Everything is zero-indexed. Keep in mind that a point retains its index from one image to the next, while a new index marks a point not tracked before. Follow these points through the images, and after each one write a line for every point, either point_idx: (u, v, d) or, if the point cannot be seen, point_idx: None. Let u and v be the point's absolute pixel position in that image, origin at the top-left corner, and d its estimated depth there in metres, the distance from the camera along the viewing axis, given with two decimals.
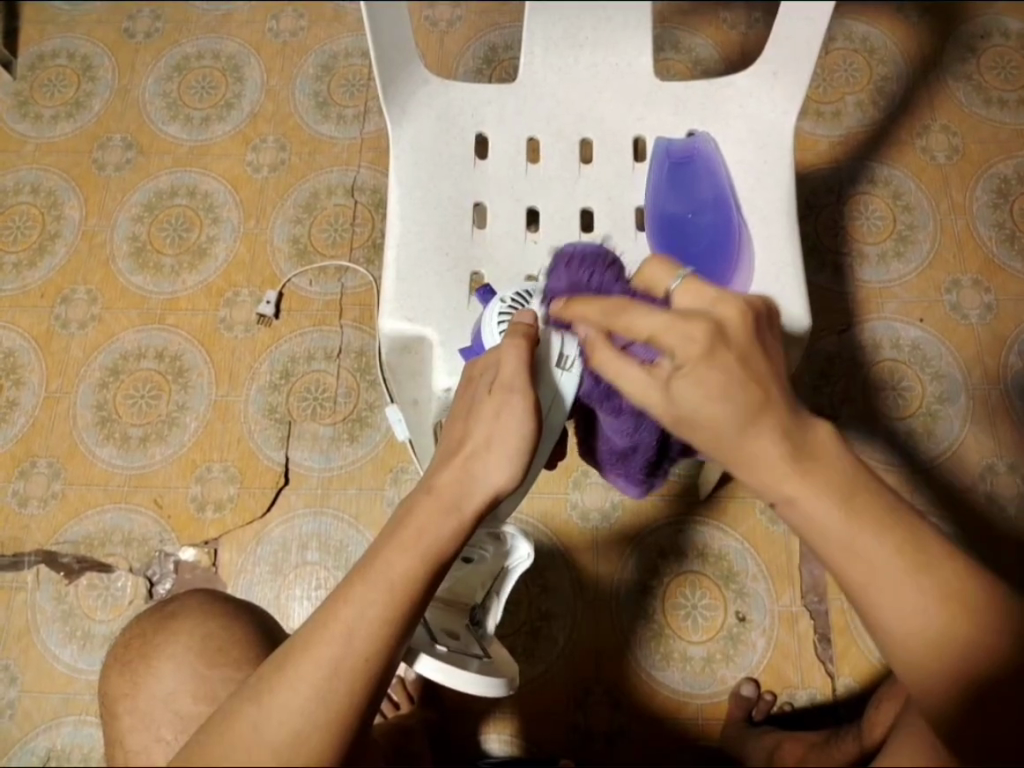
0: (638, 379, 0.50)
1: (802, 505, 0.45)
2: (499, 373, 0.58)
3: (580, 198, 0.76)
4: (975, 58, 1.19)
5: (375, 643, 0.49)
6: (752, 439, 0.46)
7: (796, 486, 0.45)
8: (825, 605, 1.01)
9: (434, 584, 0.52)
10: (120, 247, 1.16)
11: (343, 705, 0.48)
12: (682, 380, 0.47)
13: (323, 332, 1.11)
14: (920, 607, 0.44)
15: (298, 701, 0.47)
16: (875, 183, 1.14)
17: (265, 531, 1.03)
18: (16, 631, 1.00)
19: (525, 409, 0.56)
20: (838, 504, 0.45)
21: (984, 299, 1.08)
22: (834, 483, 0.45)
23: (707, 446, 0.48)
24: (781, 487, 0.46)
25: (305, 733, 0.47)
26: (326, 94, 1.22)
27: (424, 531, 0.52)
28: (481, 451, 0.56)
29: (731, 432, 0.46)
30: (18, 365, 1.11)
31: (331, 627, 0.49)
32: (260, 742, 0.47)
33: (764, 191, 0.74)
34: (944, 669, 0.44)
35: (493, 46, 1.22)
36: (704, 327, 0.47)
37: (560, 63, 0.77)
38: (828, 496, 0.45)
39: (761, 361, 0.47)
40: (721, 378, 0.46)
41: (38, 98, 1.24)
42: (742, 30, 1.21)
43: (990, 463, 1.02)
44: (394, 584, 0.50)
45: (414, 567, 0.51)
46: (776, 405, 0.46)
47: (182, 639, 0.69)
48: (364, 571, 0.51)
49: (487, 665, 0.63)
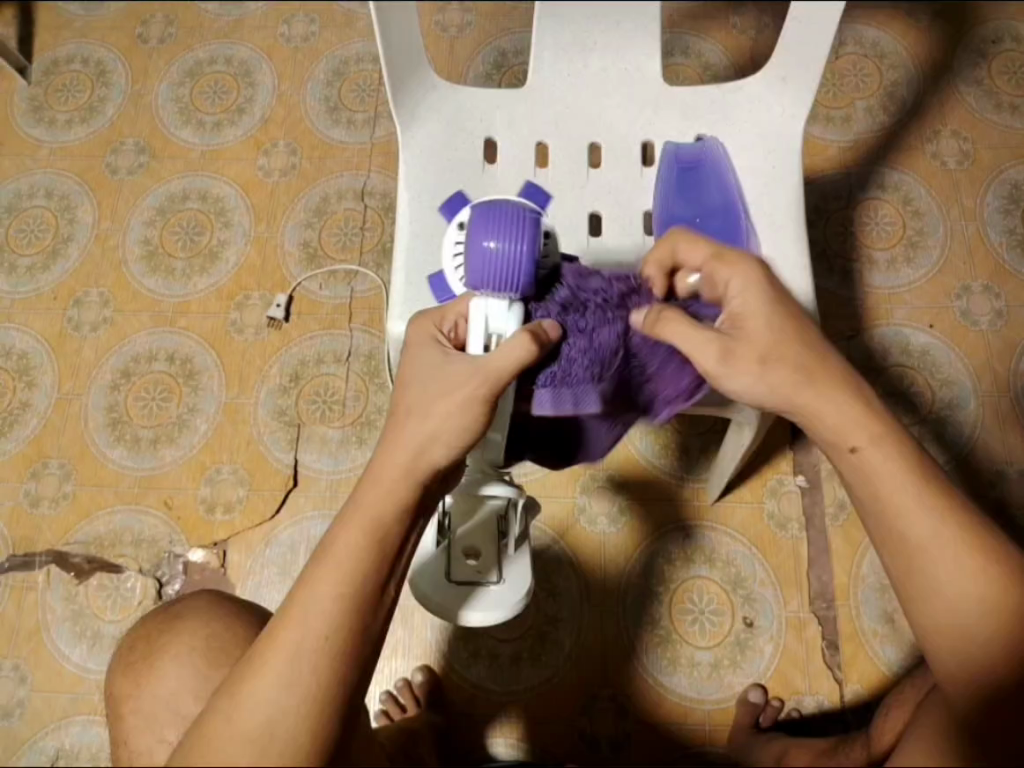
0: None
1: (870, 461, 0.53)
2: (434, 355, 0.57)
3: (589, 202, 0.76)
4: (986, 64, 1.19)
5: (332, 622, 0.50)
6: (823, 386, 0.54)
7: (868, 442, 0.53)
8: (833, 611, 1.00)
9: (390, 559, 0.52)
10: (132, 251, 1.17)
11: (311, 689, 0.49)
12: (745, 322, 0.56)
13: (332, 335, 1.11)
14: (972, 575, 0.51)
15: (267, 687, 0.49)
16: (885, 189, 1.14)
17: (274, 533, 1.04)
18: (27, 630, 1.01)
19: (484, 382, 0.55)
20: (906, 467, 0.53)
21: (995, 305, 1.08)
22: (898, 449, 0.53)
23: (787, 389, 0.55)
24: (859, 436, 0.53)
25: (277, 720, 0.48)
26: (337, 99, 1.23)
27: (371, 510, 0.52)
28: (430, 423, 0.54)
29: (809, 378, 0.54)
30: (30, 367, 1.12)
31: (291, 614, 0.50)
32: (234, 731, 0.48)
33: (773, 196, 0.74)
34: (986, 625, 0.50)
35: (503, 51, 1.23)
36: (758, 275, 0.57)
37: (570, 67, 0.77)
38: (897, 459, 0.53)
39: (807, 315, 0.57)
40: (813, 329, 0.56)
41: (53, 102, 1.26)
42: (752, 36, 1.21)
43: (1000, 469, 1.01)
44: (343, 561, 0.51)
45: (363, 547, 0.51)
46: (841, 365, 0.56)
47: (185, 640, 0.69)
48: (320, 555, 0.52)
49: (497, 592, 0.65)
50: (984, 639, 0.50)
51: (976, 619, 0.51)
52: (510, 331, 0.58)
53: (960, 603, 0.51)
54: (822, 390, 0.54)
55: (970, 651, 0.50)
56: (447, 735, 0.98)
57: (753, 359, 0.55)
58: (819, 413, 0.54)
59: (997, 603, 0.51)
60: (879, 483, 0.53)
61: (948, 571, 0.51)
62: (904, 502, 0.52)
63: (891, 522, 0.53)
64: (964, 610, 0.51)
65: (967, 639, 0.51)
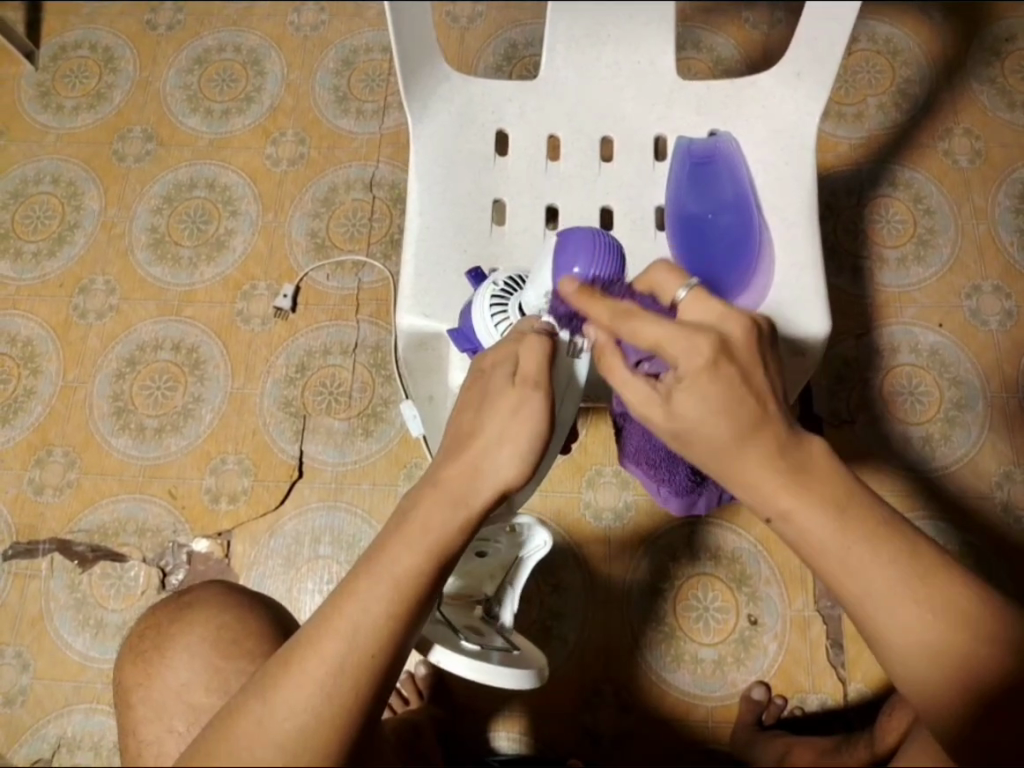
0: (641, 390, 0.52)
1: (800, 522, 0.49)
2: (523, 366, 0.56)
3: (600, 197, 0.76)
4: (999, 63, 1.18)
5: (380, 639, 0.49)
6: (752, 456, 0.50)
7: (792, 499, 0.49)
8: (838, 610, 1.00)
9: (439, 576, 0.52)
10: (138, 238, 1.17)
11: (347, 702, 0.48)
12: (685, 393, 0.50)
13: (339, 327, 1.11)
14: (916, 621, 0.48)
15: (304, 696, 0.48)
16: (896, 186, 1.14)
17: (278, 523, 1.04)
18: (29, 618, 1.01)
19: (544, 407, 0.55)
20: (836, 521, 0.49)
21: (1005, 305, 1.07)
22: (829, 499, 0.49)
23: (711, 460, 0.51)
24: (778, 502, 0.50)
25: (312, 728, 0.47)
26: (346, 88, 1.22)
27: (429, 521, 0.52)
28: (492, 446, 0.54)
29: (733, 449, 0.50)
30: (36, 354, 1.12)
31: (336, 623, 0.49)
32: (266, 736, 0.47)
33: (786, 192, 0.74)
34: (945, 671, 0.47)
35: (514, 43, 1.22)
36: (710, 341, 0.50)
37: (583, 61, 0.76)
38: (826, 513, 0.49)
39: (761, 378, 0.50)
40: (723, 397, 0.49)
41: (60, 88, 1.25)
42: (764, 31, 1.20)
43: (1006, 470, 1.01)
44: (396, 576, 0.50)
45: (418, 559, 0.51)
46: (775, 426, 0.50)
47: (197, 630, 0.68)
48: (370, 565, 0.51)
49: (515, 660, 0.60)
50: (934, 680, 0.48)
51: (925, 661, 0.48)
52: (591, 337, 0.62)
53: (905, 648, 0.48)
54: (746, 458, 0.50)
55: (922, 694, 0.48)
56: (450, 728, 0.99)
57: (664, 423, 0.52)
58: (732, 474, 0.51)
59: (943, 644, 0.47)
60: (807, 547, 0.50)
61: (894, 623, 0.48)
62: (834, 563, 0.49)
63: (831, 578, 0.50)
64: (911, 655, 0.48)
65: (918, 684, 0.48)
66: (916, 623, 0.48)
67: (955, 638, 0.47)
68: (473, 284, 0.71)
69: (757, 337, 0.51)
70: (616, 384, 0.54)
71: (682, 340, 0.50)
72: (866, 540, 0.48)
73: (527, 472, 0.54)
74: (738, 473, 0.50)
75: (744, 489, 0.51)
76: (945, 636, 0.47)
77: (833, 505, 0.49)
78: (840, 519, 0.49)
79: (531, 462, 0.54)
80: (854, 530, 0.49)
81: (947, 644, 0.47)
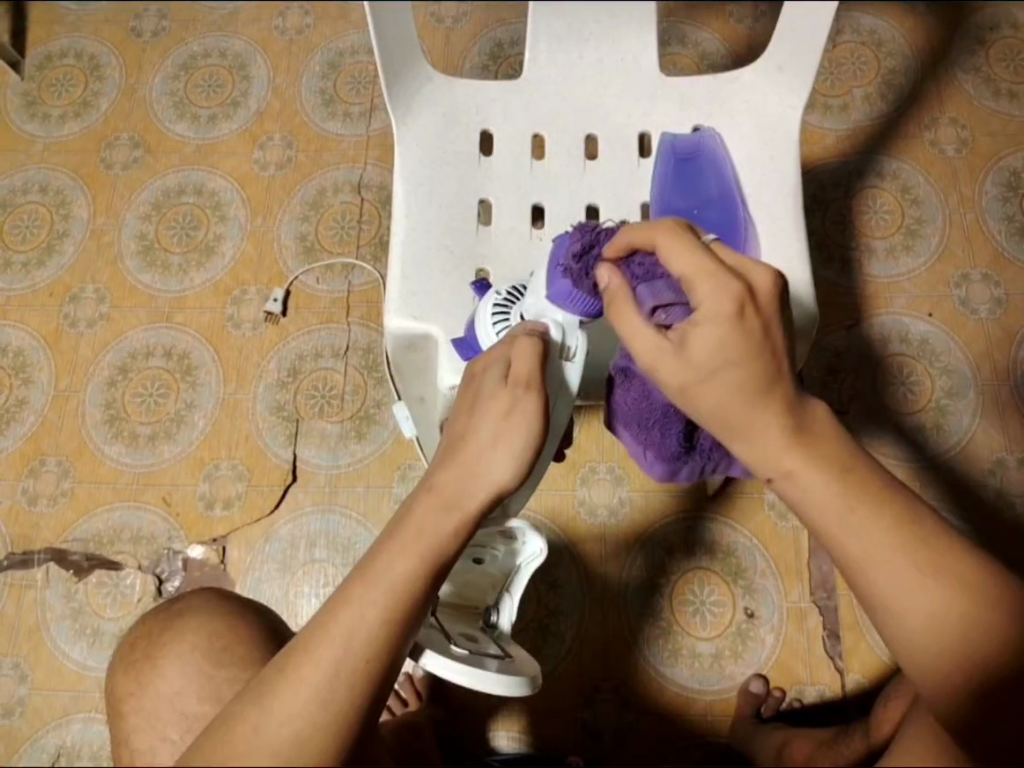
0: (651, 338, 0.51)
1: (802, 480, 0.49)
2: (514, 370, 0.57)
3: (586, 194, 0.76)
4: (984, 52, 1.18)
5: (374, 645, 0.49)
6: (759, 416, 0.50)
7: (796, 457, 0.49)
8: (834, 601, 1.00)
9: (433, 582, 0.52)
10: (128, 246, 1.17)
11: (342, 707, 0.48)
12: (701, 334, 0.50)
13: (330, 330, 1.11)
14: (917, 585, 0.47)
15: (299, 702, 0.48)
16: (884, 177, 1.14)
17: (273, 528, 1.04)
18: (27, 628, 1.01)
19: (537, 407, 0.56)
20: (837, 482, 0.49)
21: (994, 293, 1.08)
22: (832, 460, 0.49)
23: (716, 412, 0.50)
24: (782, 460, 0.50)
25: (306, 735, 0.47)
26: (332, 91, 1.22)
27: (423, 525, 0.52)
28: (485, 446, 0.55)
29: (739, 409, 0.50)
30: (27, 364, 1.12)
31: (330, 630, 0.49)
32: (261, 742, 0.47)
33: (771, 185, 0.73)
34: (948, 644, 0.46)
35: (499, 42, 1.22)
36: (739, 286, 0.49)
37: (566, 59, 0.77)
38: (829, 474, 0.49)
39: (779, 333, 0.50)
40: (740, 344, 0.49)
41: (46, 97, 1.25)
42: (749, 25, 1.21)
43: (999, 458, 1.01)
44: (390, 582, 0.50)
45: (409, 565, 0.51)
46: (785, 383, 0.50)
47: (188, 639, 0.68)
48: (366, 574, 0.51)
49: (496, 667, 0.59)
50: (938, 654, 0.46)
51: (929, 632, 0.46)
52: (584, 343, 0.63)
53: (909, 618, 0.47)
54: (751, 411, 0.50)
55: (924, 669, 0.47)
56: (450, 728, 0.99)
57: (671, 358, 0.51)
58: (735, 435, 0.51)
59: (946, 614, 0.46)
60: (807, 508, 0.50)
61: (898, 587, 0.47)
62: (833, 523, 0.49)
63: (829, 540, 0.49)
64: (916, 625, 0.47)
65: (923, 656, 0.47)
66: (919, 591, 0.47)
67: (962, 610, 0.46)
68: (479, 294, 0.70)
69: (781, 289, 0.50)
70: (626, 330, 0.53)
71: (710, 280, 0.50)
72: (868, 504, 0.48)
73: (521, 473, 0.55)
74: (743, 424, 0.50)
75: (746, 450, 0.51)
76: (952, 607, 0.46)
77: (835, 469, 0.49)
78: (842, 482, 0.49)
79: (524, 463, 0.55)
80: (853, 488, 0.49)
81: (953, 617, 0.46)
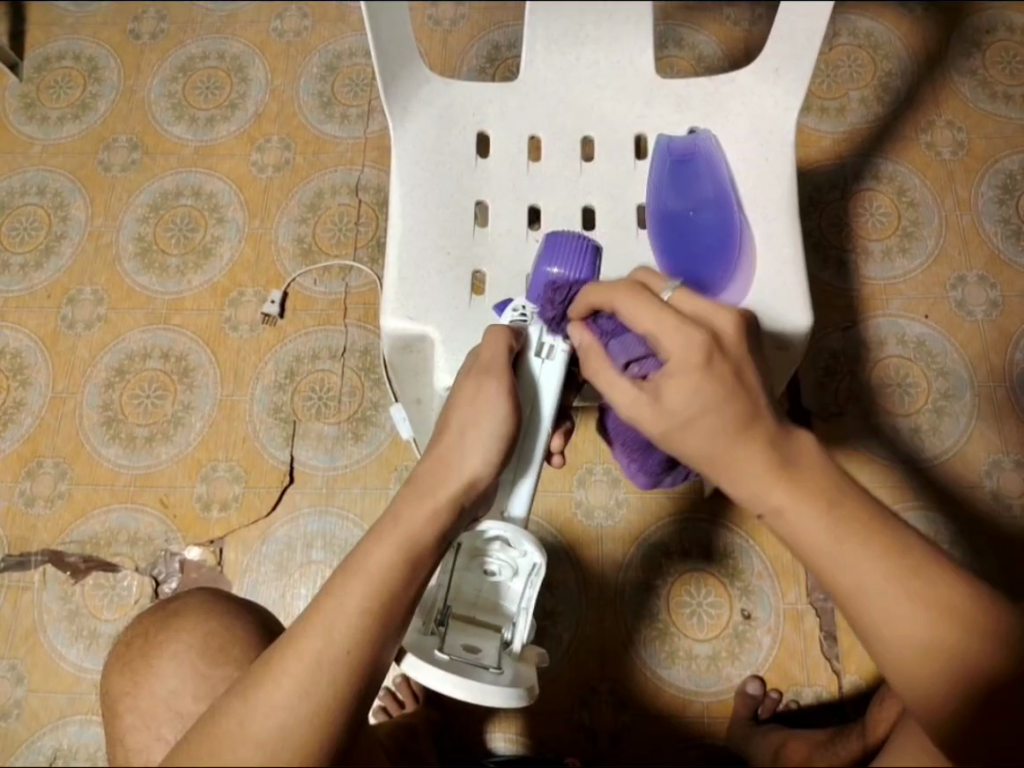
0: (629, 391, 0.52)
1: (791, 517, 0.48)
2: (482, 356, 0.59)
3: (582, 195, 0.76)
4: (980, 54, 1.19)
5: (357, 636, 0.49)
6: (742, 452, 0.49)
7: (782, 494, 0.49)
8: (831, 603, 1.00)
9: (420, 577, 0.52)
10: (125, 248, 1.17)
11: (327, 702, 0.48)
12: (673, 383, 0.50)
13: (327, 331, 1.11)
14: (910, 616, 0.46)
15: (283, 694, 0.48)
16: (880, 179, 1.14)
17: (270, 530, 1.04)
18: (23, 630, 1.01)
19: (501, 389, 0.57)
20: (828, 516, 0.48)
21: (990, 294, 1.08)
22: (821, 493, 0.48)
23: (700, 456, 0.50)
24: (771, 496, 0.49)
25: (290, 726, 0.47)
26: (330, 93, 1.22)
27: (403, 518, 0.53)
28: (457, 440, 0.56)
29: (721, 449, 0.50)
30: (25, 366, 1.12)
31: (314, 622, 0.50)
32: (244, 734, 0.47)
33: (767, 187, 0.73)
34: (939, 671, 0.46)
35: (497, 45, 1.22)
36: (705, 335, 0.50)
37: (562, 61, 0.77)
38: (817, 509, 0.48)
39: (753, 374, 0.51)
40: (710, 393, 0.49)
41: (44, 99, 1.25)
42: (746, 28, 1.21)
43: (996, 459, 1.01)
44: (374, 574, 0.51)
45: (397, 560, 0.51)
46: (763, 420, 0.50)
47: (184, 637, 0.69)
48: (349, 567, 0.52)
49: (486, 677, 0.56)
50: (933, 679, 0.46)
51: (922, 662, 0.46)
52: (562, 344, 0.63)
53: (902, 648, 0.47)
54: (732, 453, 0.49)
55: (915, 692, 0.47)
56: (446, 729, 0.99)
57: (650, 412, 0.51)
58: (721, 474, 0.50)
59: (936, 644, 0.46)
60: (797, 543, 0.49)
61: (889, 616, 0.47)
62: (825, 556, 0.48)
63: (819, 572, 0.49)
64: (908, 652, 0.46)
65: (914, 683, 0.47)
66: (912, 620, 0.46)
67: (954, 641, 0.46)
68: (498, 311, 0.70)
69: (747, 330, 0.52)
70: (603, 383, 0.54)
71: (676, 329, 0.51)
72: (858, 537, 0.47)
73: (497, 462, 0.57)
74: (725, 466, 0.50)
75: (732, 489, 0.50)
76: (943, 638, 0.46)
77: (825, 504, 0.48)
78: (831, 517, 0.48)
79: (498, 451, 0.57)
80: (842, 521, 0.48)
81: (944, 645, 0.46)
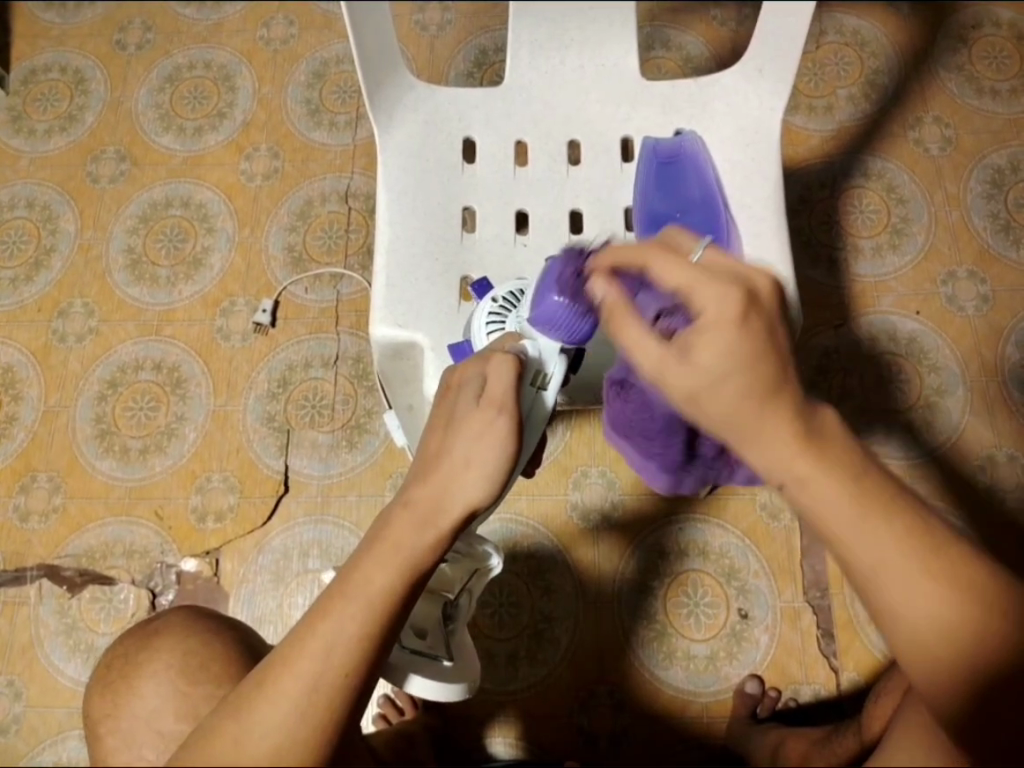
0: (655, 347, 0.50)
1: (814, 493, 0.46)
2: (489, 389, 0.57)
3: (569, 200, 0.76)
4: (966, 50, 1.19)
5: (355, 657, 0.49)
6: (769, 421, 0.46)
7: (808, 468, 0.46)
8: (828, 600, 1.00)
9: (415, 591, 0.52)
10: (115, 260, 1.17)
11: (321, 720, 0.48)
12: (704, 343, 0.47)
13: (320, 339, 1.11)
14: (927, 595, 0.46)
15: (278, 716, 0.48)
16: (869, 176, 1.14)
17: (266, 540, 1.03)
18: (19, 645, 1.00)
19: (509, 429, 0.55)
20: (851, 494, 0.46)
21: (981, 289, 1.08)
22: (844, 471, 0.46)
23: (724, 424, 0.48)
24: (793, 469, 0.46)
25: (287, 747, 0.47)
26: (318, 101, 1.22)
27: (402, 542, 0.52)
28: (460, 468, 0.54)
29: (750, 411, 0.47)
30: (17, 380, 1.12)
31: (309, 644, 0.49)
32: (242, 756, 0.47)
33: (753, 187, 0.74)
34: (951, 648, 0.46)
35: (484, 49, 1.22)
36: (739, 291, 0.47)
37: (547, 66, 0.77)
38: (841, 487, 0.46)
39: (784, 336, 0.48)
40: (748, 350, 0.46)
41: (31, 112, 1.25)
42: (732, 28, 1.21)
43: (990, 454, 1.01)
44: (370, 593, 0.50)
45: (394, 579, 0.51)
46: (791, 386, 0.47)
47: (163, 657, 0.69)
48: (345, 585, 0.51)
49: (448, 669, 0.59)
50: (945, 662, 0.46)
51: (936, 641, 0.46)
52: (558, 375, 0.63)
53: (918, 626, 0.46)
54: (761, 426, 0.47)
55: (929, 675, 0.46)
56: (446, 734, 0.99)
57: (682, 378, 0.48)
58: (744, 444, 0.48)
59: (948, 623, 0.46)
60: (819, 519, 0.46)
61: (908, 595, 0.46)
62: (850, 535, 0.46)
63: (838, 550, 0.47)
64: (921, 640, 0.46)
65: (926, 661, 0.46)
66: (927, 600, 0.46)
67: (965, 619, 0.46)
68: (479, 295, 0.70)
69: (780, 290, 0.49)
70: (629, 341, 0.51)
71: (711, 285, 0.48)
72: (881, 514, 0.46)
73: (494, 493, 0.55)
74: (749, 437, 0.47)
75: (756, 457, 0.47)
76: (955, 617, 0.46)
77: (850, 481, 0.46)
78: (857, 494, 0.46)
79: (497, 484, 0.55)
80: (866, 497, 0.46)
81: (957, 623, 0.46)
